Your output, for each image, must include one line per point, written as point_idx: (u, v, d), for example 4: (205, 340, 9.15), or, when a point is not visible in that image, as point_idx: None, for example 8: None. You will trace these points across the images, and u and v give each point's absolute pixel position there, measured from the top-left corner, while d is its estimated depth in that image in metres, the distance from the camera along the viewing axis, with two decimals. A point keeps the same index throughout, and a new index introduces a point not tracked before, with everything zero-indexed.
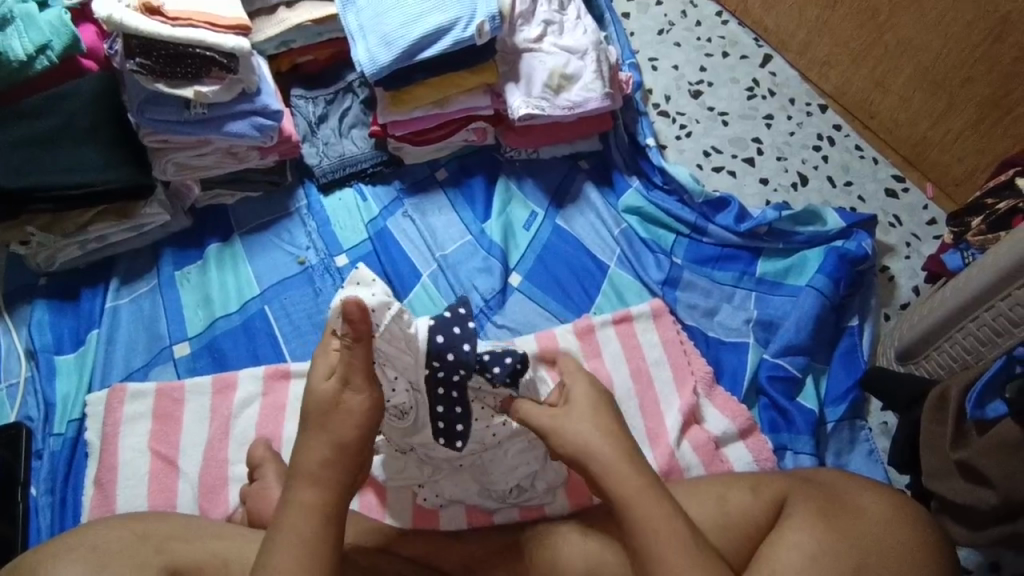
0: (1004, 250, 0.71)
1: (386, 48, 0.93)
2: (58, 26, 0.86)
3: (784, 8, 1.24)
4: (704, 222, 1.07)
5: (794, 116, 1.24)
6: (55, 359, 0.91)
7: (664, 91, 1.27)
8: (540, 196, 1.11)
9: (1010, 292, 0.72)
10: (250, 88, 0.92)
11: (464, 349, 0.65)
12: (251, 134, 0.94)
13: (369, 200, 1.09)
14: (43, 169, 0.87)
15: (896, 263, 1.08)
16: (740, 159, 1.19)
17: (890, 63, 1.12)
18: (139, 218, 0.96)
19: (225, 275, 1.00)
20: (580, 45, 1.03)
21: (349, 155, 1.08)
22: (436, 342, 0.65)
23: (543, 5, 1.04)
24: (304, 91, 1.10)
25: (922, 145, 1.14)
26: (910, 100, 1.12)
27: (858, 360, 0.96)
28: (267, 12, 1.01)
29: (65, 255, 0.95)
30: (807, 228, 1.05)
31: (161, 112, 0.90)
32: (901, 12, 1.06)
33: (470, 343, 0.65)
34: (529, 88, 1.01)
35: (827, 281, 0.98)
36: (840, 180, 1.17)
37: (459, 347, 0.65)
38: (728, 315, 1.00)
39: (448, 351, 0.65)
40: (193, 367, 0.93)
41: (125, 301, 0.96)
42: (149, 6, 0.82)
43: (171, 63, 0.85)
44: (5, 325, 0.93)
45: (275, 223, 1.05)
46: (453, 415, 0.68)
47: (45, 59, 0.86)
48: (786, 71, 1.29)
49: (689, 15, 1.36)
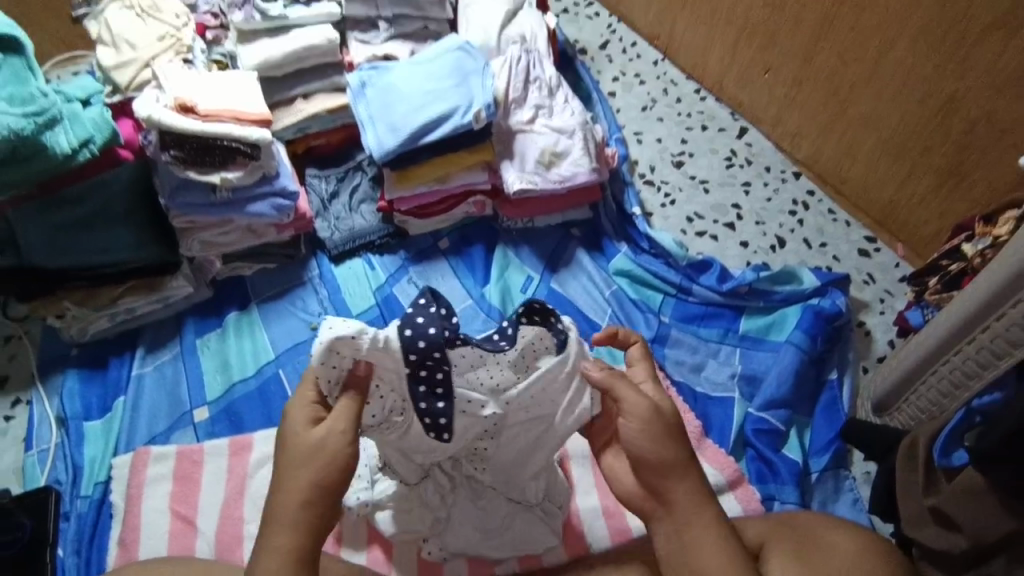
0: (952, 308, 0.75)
1: (392, 134, 1.03)
2: (101, 122, 0.95)
3: (756, 86, 1.36)
4: (689, 283, 1.15)
5: (771, 183, 1.34)
6: (84, 425, 0.98)
7: (649, 162, 1.38)
8: (536, 262, 1.19)
9: (961, 347, 0.76)
10: (270, 172, 1.00)
11: (433, 332, 0.65)
12: (270, 214, 1.02)
13: (377, 269, 1.17)
14: (82, 249, 0.96)
15: (871, 318, 1.15)
16: (722, 224, 1.29)
17: (854, 134, 1.22)
18: (165, 290, 1.05)
19: (242, 341, 1.07)
20: (568, 125, 1.13)
21: (358, 228, 1.17)
22: (405, 336, 0.64)
23: (534, 91, 1.14)
24: (317, 170, 1.20)
25: (890, 207, 1.23)
26: (876, 167, 1.21)
27: (839, 412, 1.01)
28: (286, 103, 1.12)
29: (97, 326, 1.03)
30: (785, 287, 1.12)
31: (190, 196, 0.99)
32: (860, 91, 1.17)
33: (435, 325, 0.65)
34: (523, 165, 1.11)
35: (805, 337, 1.04)
36: (815, 241, 1.26)
37: (427, 333, 0.64)
38: (714, 371, 1.07)
39: (418, 340, 0.64)
40: (212, 430, 0.99)
41: (149, 368, 1.03)
42: (184, 105, 0.93)
43: (201, 153, 0.95)
44: (38, 394, 1.00)
45: (289, 291, 1.13)
46: (439, 409, 0.69)
47: (87, 152, 0.94)
48: (761, 141, 1.40)
49: (670, 93, 1.49)
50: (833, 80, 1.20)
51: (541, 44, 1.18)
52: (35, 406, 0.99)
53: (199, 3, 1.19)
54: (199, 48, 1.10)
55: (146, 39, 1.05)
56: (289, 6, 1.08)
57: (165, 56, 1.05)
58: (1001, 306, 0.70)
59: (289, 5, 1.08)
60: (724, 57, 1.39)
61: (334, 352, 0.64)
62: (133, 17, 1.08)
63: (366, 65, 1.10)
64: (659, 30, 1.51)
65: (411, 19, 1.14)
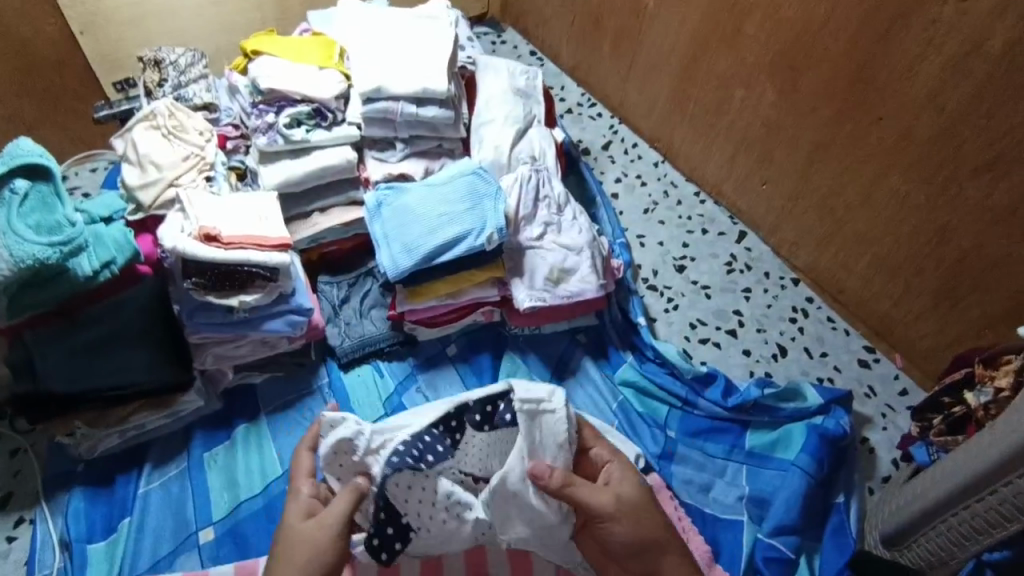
0: (965, 460, 0.77)
1: (407, 255, 1.06)
2: (123, 243, 0.98)
3: (754, 195, 1.41)
4: (695, 397, 1.16)
5: (770, 289, 1.37)
6: (87, 548, 0.97)
7: (652, 266, 1.41)
8: (544, 370, 1.19)
9: (970, 504, 0.77)
10: (287, 291, 1.05)
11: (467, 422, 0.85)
12: (286, 330, 1.06)
13: (386, 376, 1.17)
14: (97, 373, 0.96)
15: (874, 434, 1.18)
16: (724, 331, 1.31)
17: (850, 250, 1.26)
18: (177, 406, 1.05)
19: (250, 455, 1.07)
20: (576, 243, 1.16)
21: (368, 336, 1.16)
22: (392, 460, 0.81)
23: (543, 208, 1.19)
24: (330, 277, 1.21)
25: (887, 320, 1.26)
26: (872, 282, 1.25)
27: (848, 539, 1.02)
28: (302, 217, 1.16)
29: (106, 444, 1.03)
30: (789, 403, 1.14)
31: (210, 317, 1.03)
32: (855, 211, 1.22)
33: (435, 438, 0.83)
34: (532, 282, 1.13)
35: (810, 460, 1.05)
36: (815, 351, 1.29)
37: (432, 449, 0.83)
38: (722, 491, 1.08)
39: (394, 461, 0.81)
40: (217, 554, 0.98)
41: (156, 485, 1.03)
42: (207, 234, 0.97)
43: (222, 279, 0.99)
44: (42, 514, 1.00)
45: (298, 401, 1.13)
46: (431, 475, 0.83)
47: (108, 273, 0.97)
48: (759, 246, 1.44)
49: (670, 194, 1.53)
50: (829, 199, 1.25)
51: (549, 161, 1.25)
52: (39, 527, 0.98)
53: (220, 116, 1.23)
54: (220, 161, 1.15)
55: (170, 159, 1.10)
56: (311, 130, 1.13)
57: (188, 175, 1.10)
58: (1008, 473, 0.71)
59: (310, 129, 1.13)
60: (722, 166, 1.45)
61: (339, 452, 0.82)
62: (159, 137, 1.12)
63: (383, 185, 1.15)
64: (660, 134, 1.57)
65: (427, 138, 1.20)
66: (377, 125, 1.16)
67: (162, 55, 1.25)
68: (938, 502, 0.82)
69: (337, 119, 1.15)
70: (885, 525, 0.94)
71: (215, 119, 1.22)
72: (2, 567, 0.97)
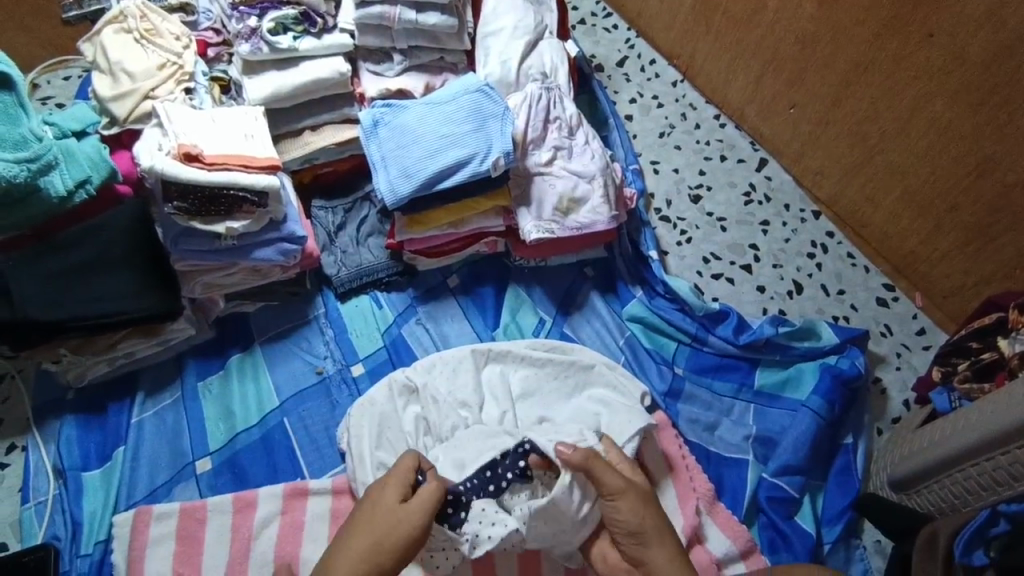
0: (1009, 407, 0.74)
1: (406, 179, 0.99)
2: (98, 160, 0.90)
3: (780, 119, 1.31)
4: (704, 333, 1.11)
5: (789, 223, 1.30)
6: (82, 477, 0.95)
7: (665, 195, 1.33)
8: (549, 304, 1.14)
9: (1010, 449, 0.75)
10: (278, 217, 0.98)
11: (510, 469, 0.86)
12: (277, 259, 1.00)
13: (385, 308, 1.12)
14: (79, 300, 0.91)
15: (887, 374, 1.15)
16: (739, 266, 1.26)
17: (879, 183, 1.18)
18: (166, 334, 1.01)
19: (246, 385, 1.04)
20: (588, 170, 1.08)
21: (365, 264, 1.11)
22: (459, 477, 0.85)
23: (553, 131, 1.09)
24: (324, 202, 1.14)
25: (911, 258, 1.20)
26: (899, 217, 1.18)
27: (853, 478, 1.01)
28: (292, 135, 1.07)
29: (95, 372, 1.00)
30: (803, 342, 1.09)
31: (194, 243, 0.96)
32: (889, 140, 1.13)
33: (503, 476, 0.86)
34: (539, 212, 1.06)
35: (822, 402, 1.02)
36: (832, 289, 1.24)
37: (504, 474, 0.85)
38: (728, 430, 1.05)
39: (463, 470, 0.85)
40: (214, 484, 0.97)
41: (149, 414, 1.00)
42: (188, 154, 0.90)
43: (207, 203, 0.92)
44: (35, 441, 0.98)
45: (293, 332, 1.09)
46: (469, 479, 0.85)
47: (84, 193, 0.89)
48: (781, 175, 1.35)
49: (688, 117, 1.42)
50: (862, 126, 1.16)
51: (561, 79, 1.15)
52: (32, 454, 0.97)
53: (199, 18, 1.10)
54: (199, 71, 1.05)
55: (143, 67, 1.00)
56: (299, 37, 1.03)
57: (165, 86, 0.99)
58: None
59: (297, 36, 1.03)
60: (746, 87, 1.34)
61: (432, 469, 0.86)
62: (131, 42, 1.02)
63: (379, 102, 1.05)
64: (680, 50, 1.44)
65: (427, 50, 1.09)
66: (372, 33, 1.05)
67: None
68: (959, 452, 0.81)
69: (327, 25, 1.05)
70: (894, 470, 0.93)
71: (193, 22, 1.10)
72: None
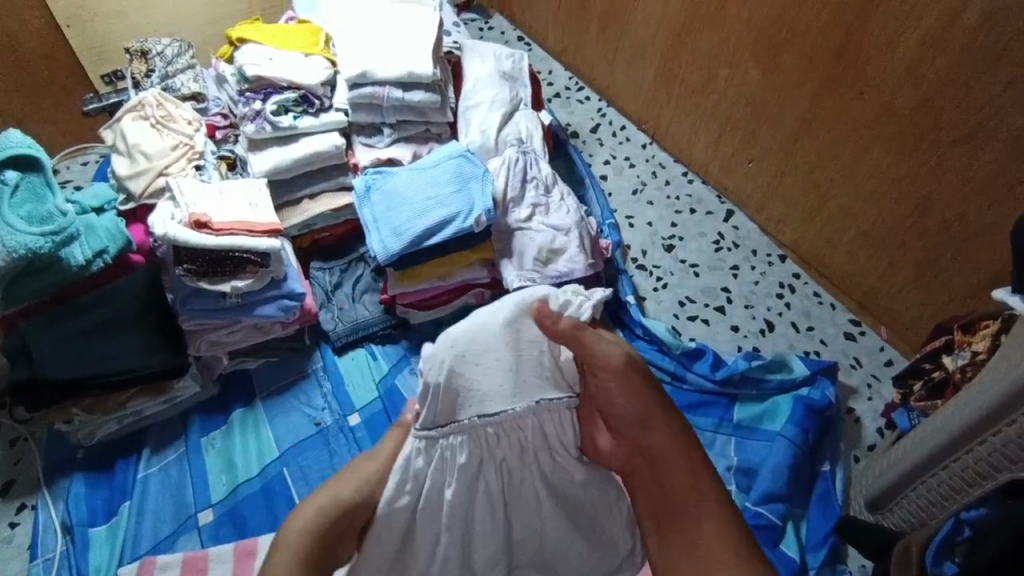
0: (952, 413, 0.80)
1: (397, 238, 1.07)
2: (114, 232, 1.00)
3: (741, 174, 1.43)
4: (683, 371, 1.18)
5: (757, 266, 1.39)
6: (89, 532, 0.98)
7: (641, 246, 1.42)
8: None
9: (960, 455, 0.80)
10: (278, 276, 1.07)
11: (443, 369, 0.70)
12: (279, 315, 1.08)
13: (379, 359, 1.18)
14: (90, 359, 0.98)
15: (860, 404, 1.20)
16: (712, 308, 1.33)
17: (834, 225, 1.28)
18: (172, 391, 1.07)
19: (248, 439, 1.09)
20: (565, 224, 1.17)
21: (361, 320, 1.19)
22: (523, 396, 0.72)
23: (530, 190, 1.20)
24: (322, 263, 1.24)
25: (872, 294, 1.29)
26: (856, 257, 1.28)
27: (833, 504, 1.04)
28: (292, 204, 1.17)
29: (104, 430, 1.05)
30: (776, 375, 1.16)
31: (201, 302, 1.04)
32: (839, 187, 1.23)
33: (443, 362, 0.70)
34: (521, 262, 1.14)
35: (796, 430, 1.07)
36: (802, 325, 1.31)
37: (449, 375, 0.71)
38: (710, 463, 1.09)
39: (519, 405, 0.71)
40: (216, 535, 0.99)
41: (154, 470, 1.04)
42: (199, 221, 0.98)
43: (213, 264, 1.01)
44: (44, 499, 1.01)
45: (292, 385, 1.15)
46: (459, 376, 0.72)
47: (100, 261, 0.98)
48: (747, 224, 1.46)
49: (659, 175, 1.54)
50: (813, 175, 1.27)
51: (536, 144, 1.27)
52: (41, 512, 1.00)
53: (208, 105, 1.24)
54: (208, 150, 1.17)
55: (159, 147, 1.11)
56: (299, 117, 1.15)
57: (178, 163, 1.11)
58: (998, 422, 0.74)
59: (297, 116, 1.15)
60: (710, 144, 1.46)
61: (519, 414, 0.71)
62: (148, 127, 1.13)
63: (371, 169, 1.17)
64: (647, 115, 1.58)
65: (413, 123, 1.22)
66: (363, 111, 1.18)
67: (149, 45, 1.26)
68: (919, 466, 0.86)
69: (324, 106, 1.17)
70: (869, 491, 0.97)
71: (203, 108, 1.23)
72: (6, 553, 0.98)
